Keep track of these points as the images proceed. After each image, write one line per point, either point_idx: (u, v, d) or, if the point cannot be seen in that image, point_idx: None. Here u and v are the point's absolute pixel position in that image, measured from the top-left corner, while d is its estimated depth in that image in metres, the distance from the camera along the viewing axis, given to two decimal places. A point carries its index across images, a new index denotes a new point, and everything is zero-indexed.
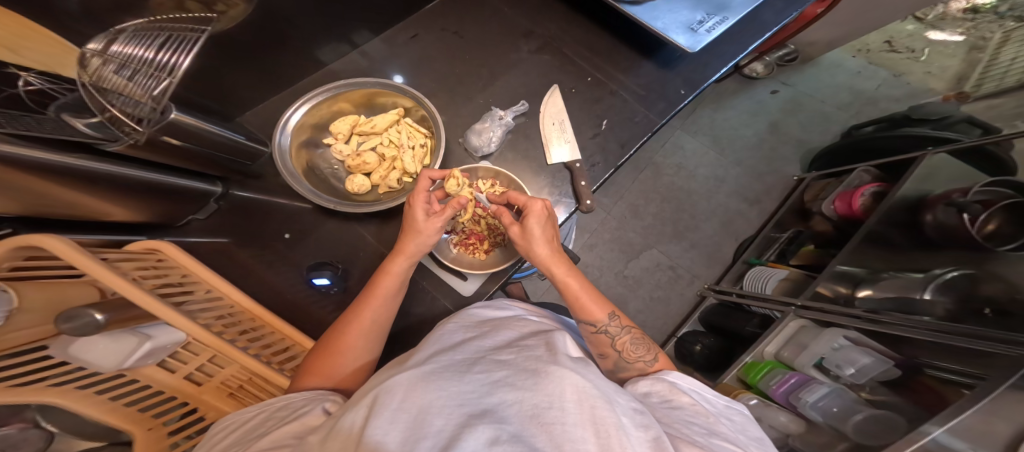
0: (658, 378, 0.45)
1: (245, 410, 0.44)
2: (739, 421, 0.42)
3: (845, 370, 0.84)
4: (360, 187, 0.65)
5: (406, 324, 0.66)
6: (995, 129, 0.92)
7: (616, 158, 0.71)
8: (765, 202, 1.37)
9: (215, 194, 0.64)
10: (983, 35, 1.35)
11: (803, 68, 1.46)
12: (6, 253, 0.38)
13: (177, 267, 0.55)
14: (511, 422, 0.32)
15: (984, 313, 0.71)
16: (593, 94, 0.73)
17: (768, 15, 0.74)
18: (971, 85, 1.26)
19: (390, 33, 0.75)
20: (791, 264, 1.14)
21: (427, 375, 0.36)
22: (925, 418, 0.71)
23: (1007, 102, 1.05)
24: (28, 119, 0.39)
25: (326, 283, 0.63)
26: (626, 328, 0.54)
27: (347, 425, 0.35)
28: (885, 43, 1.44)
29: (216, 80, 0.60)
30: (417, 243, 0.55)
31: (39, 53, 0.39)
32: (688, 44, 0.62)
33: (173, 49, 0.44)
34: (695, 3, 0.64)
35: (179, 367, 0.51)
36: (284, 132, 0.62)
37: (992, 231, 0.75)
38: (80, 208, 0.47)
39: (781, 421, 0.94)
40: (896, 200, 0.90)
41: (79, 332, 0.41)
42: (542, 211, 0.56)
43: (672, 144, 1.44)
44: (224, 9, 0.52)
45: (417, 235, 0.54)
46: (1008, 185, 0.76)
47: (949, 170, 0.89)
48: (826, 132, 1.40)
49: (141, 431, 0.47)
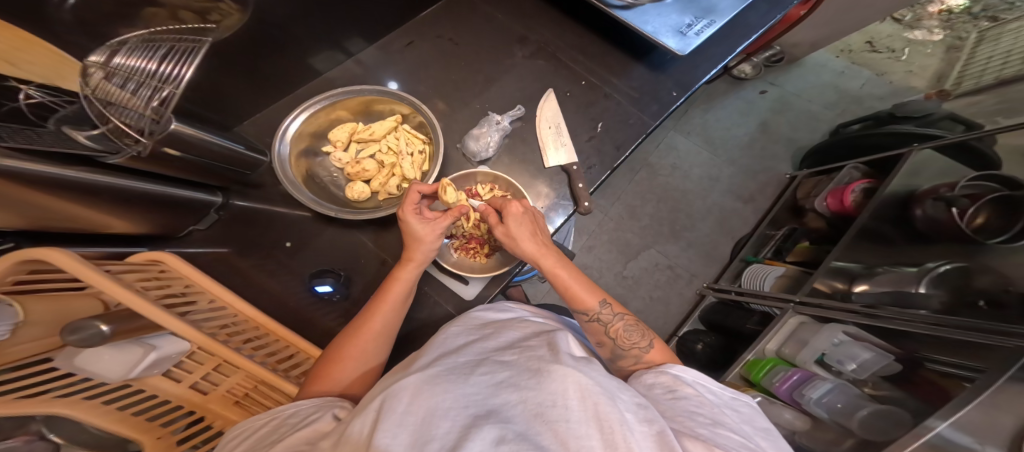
0: (662, 371, 0.45)
1: (255, 418, 0.44)
2: (747, 413, 0.41)
3: (846, 366, 0.85)
4: (360, 194, 0.66)
5: (408, 330, 0.66)
6: (978, 125, 0.95)
7: (612, 159, 0.72)
8: (759, 200, 1.39)
9: (216, 204, 0.63)
10: (959, 35, 1.42)
11: (789, 69, 1.49)
12: (7, 269, 0.37)
13: (180, 277, 0.54)
14: (516, 421, 0.32)
15: (979, 305, 0.72)
16: (587, 97, 0.74)
17: (754, 17, 0.76)
18: (951, 83, 1.32)
19: (385, 41, 0.76)
20: (787, 261, 1.15)
21: (431, 378, 0.36)
22: (928, 412, 0.72)
23: (987, 99, 1.09)
24: (29, 133, 0.38)
25: (328, 290, 0.63)
26: (620, 315, 0.54)
27: (355, 431, 0.34)
28: (867, 43, 1.48)
29: (213, 89, 0.60)
30: (422, 250, 0.54)
31: (40, 66, 0.39)
32: (677, 47, 0.63)
33: (176, 62, 0.46)
34: (683, 7, 0.66)
35: (185, 377, 0.50)
36: (283, 141, 0.63)
37: (981, 224, 0.77)
38: (82, 221, 0.46)
39: (786, 418, 0.95)
40: (886, 196, 0.92)
41: (85, 344, 0.40)
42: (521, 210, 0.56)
43: (666, 145, 1.46)
44: (218, 18, 0.52)
45: (420, 242, 0.54)
46: (994, 178, 0.78)
47: (934, 167, 0.91)
48: (814, 130, 1.42)
49: (150, 439, 0.46)
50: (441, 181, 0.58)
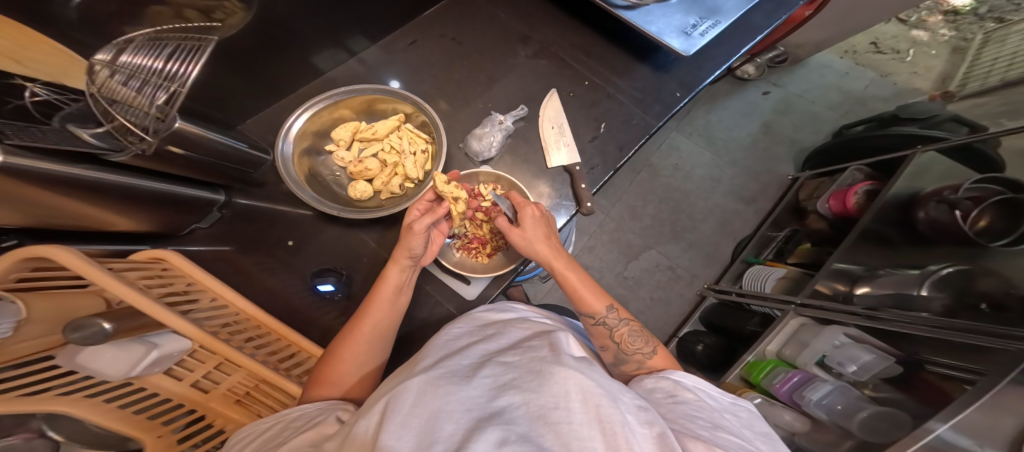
0: (662, 376, 0.45)
1: (261, 421, 0.44)
2: (746, 417, 0.41)
3: (847, 368, 0.85)
4: (362, 194, 0.66)
5: (409, 329, 0.66)
6: (982, 127, 0.94)
7: (614, 160, 0.71)
8: (760, 201, 1.39)
9: (219, 202, 0.63)
10: (964, 36, 1.41)
11: (792, 70, 1.49)
12: (12, 266, 0.37)
13: (181, 276, 0.54)
14: (519, 423, 0.32)
15: (981, 308, 0.72)
16: (590, 97, 0.74)
17: (759, 17, 0.76)
18: (956, 85, 1.31)
19: (388, 40, 0.76)
20: (788, 262, 1.15)
21: (435, 380, 0.36)
22: (929, 414, 0.72)
23: (991, 101, 1.08)
24: (33, 130, 0.38)
25: (330, 289, 0.63)
26: (625, 320, 0.54)
27: (359, 431, 0.34)
28: (871, 44, 1.47)
29: (216, 88, 0.60)
30: (403, 248, 0.53)
31: (46, 64, 0.39)
32: (682, 47, 0.63)
33: (182, 60, 0.45)
34: (688, 7, 0.66)
35: (186, 375, 0.51)
36: (286, 140, 0.63)
37: (985, 227, 0.76)
38: (84, 218, 0.46)
39: (787, 420, 0.95)
40: (887, 199, 0.93)
41: (88, 341, 0.40)
42: (535, 213, 0.56)
43: (668, 146, 1.45)
44: (223, 17, 0.52)
45: (404, 237, 0.53)
46: (998, 181, 0.78)
47: (937, 169, 0.91)
48: (817, 131, 1.42)
49: (151, 438, 0.46)
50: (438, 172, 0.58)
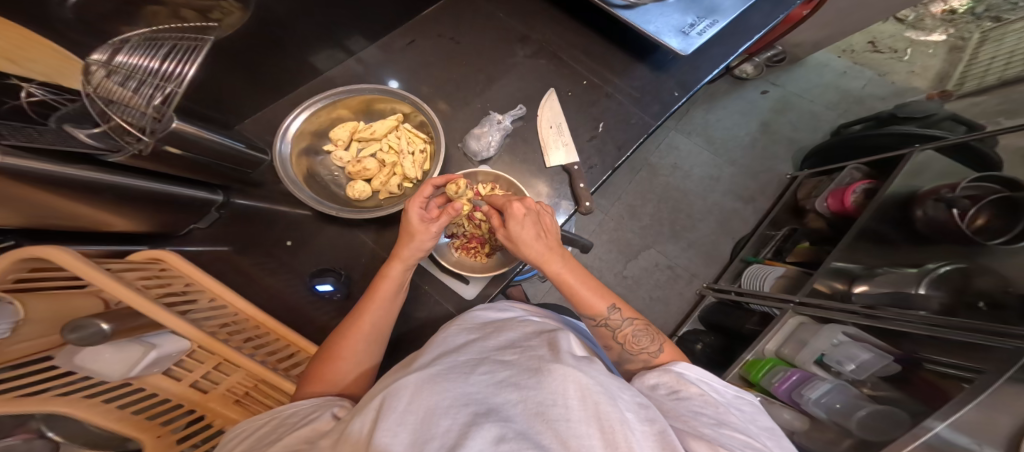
0: (665, 369, 0.44)
1: (256, 418, 0.44)
2: (750, 411, 0.41)
3: (846, 366, 0.86)
4: (360, 193, 0.66)
5: (407, 329, 0.66)
6: (980, 126, 0.95)
7: (613, 159, 0.71)
8: (759, 201, 1.39)
9: (217, 202, 0.63)
10: (962, 35, 1.41)
11: (790, 69, 1.49)
12: (10, 266, 0.37)
13: (180, 276, 0.54)
14: (516, 420, 0.32)
15: (978, 306, 0.73)
16: (588, 96, 0.74)
17: (757, 17, 0.76)
18: (953, 84, 1.32)
19: (386, 40, 0.76)
20: (786, 261, 1.15)
21: (432, 376, 0.36)
22: (926, 412, 0.72)
23: (989, 100, 1.09)
24: (30, 131, 0.38)
25: (329, 289, 0.62)
26: (630, 319, 0.53)
27: (354, 430, 0.34)
28: (869, 43, 1.48)
29: (213, 88, 0.60)
30: (410, 247, 0.53)
31: (42, 64, 0.39)
32: (680, 47, 0.63)
33: (178, 60, 0.45)
34: (685, 7, 0.66)
35: (185, 375, 0.51)
36: (284, 139, 0.62)
37: (981, 226, 0.77)
38: (80, 219, 0.46)
39: (785, 418, 0.94)
40: (885, 198, 0.91)
41: (86, 342, 0.39)
42: (520, 214, 0.53)
43: (666, 145, 1.46)
44: (220, 16, 0.52)
45: (412, 237, 0.53)
46: (993, 179, 0.78)
47: (934, 168, 0.90)
48: (815, 130, 1.42)
49: (151, 438, 0.47)
50: (454, 175, 0.58)
